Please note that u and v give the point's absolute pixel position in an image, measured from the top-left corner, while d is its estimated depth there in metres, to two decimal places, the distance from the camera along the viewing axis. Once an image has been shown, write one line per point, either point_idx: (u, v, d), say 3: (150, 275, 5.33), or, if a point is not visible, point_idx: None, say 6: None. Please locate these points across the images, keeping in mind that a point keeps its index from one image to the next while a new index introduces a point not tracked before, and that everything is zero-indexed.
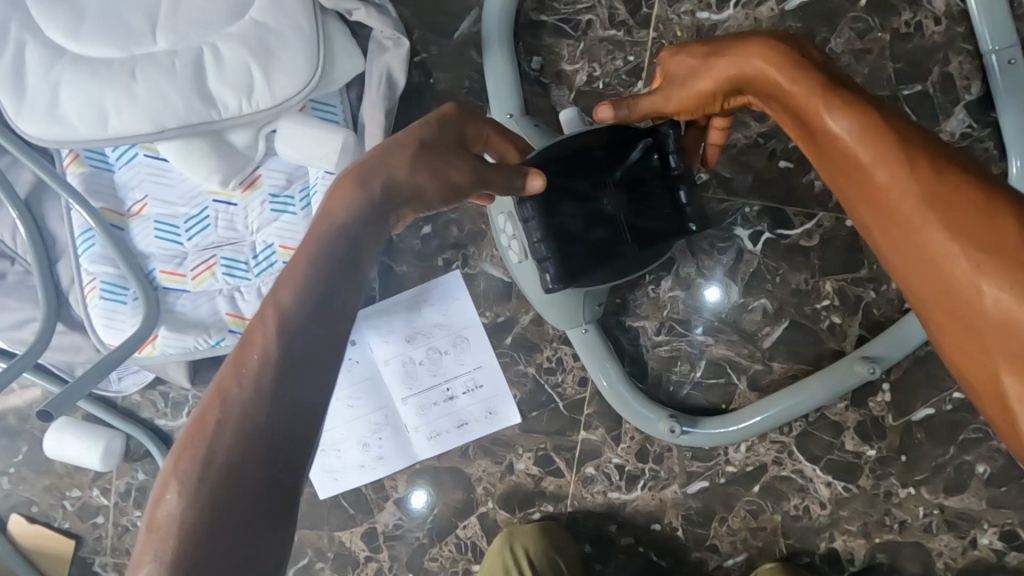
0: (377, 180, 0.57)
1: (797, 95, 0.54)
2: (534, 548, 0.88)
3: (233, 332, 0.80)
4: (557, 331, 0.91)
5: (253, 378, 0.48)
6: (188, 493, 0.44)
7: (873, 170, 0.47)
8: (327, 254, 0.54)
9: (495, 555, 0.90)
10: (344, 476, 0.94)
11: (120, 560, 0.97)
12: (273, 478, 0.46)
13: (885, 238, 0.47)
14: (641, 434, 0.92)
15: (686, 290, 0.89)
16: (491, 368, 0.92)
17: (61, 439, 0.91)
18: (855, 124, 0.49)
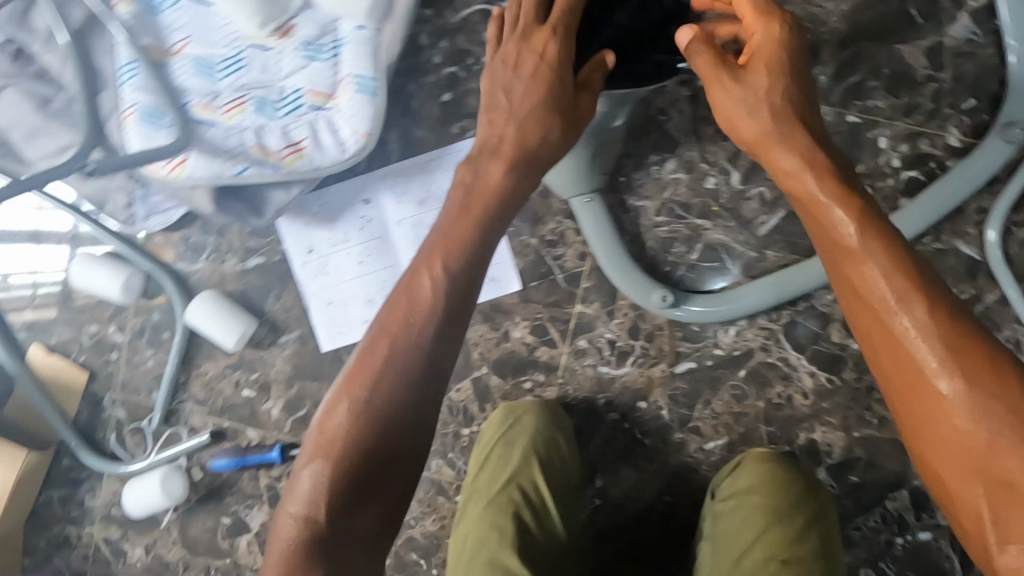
0: (474, 233, 0.73)
1: (845, 237, 0.61)
2: (540, 427, 0.88)
3: (257, 165, 0.85)
4: (561, 205, 0.95)
5: (389, 388, 0.65)
6: (318, 480, 0.63)
7: (863, 275, 0.59)
8: (439, 298, 0.69)
9: (495, 427, 0.89)
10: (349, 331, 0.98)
11: (130, 396, 1.02)
12: (378, 479, 0.64)
13: (877, 348, 0.59)
14: (635, 312, 0.96)
15: (689, 173, 0.93)
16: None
17: (87, 268, 0.96)
18: (885, 272, 0.58)
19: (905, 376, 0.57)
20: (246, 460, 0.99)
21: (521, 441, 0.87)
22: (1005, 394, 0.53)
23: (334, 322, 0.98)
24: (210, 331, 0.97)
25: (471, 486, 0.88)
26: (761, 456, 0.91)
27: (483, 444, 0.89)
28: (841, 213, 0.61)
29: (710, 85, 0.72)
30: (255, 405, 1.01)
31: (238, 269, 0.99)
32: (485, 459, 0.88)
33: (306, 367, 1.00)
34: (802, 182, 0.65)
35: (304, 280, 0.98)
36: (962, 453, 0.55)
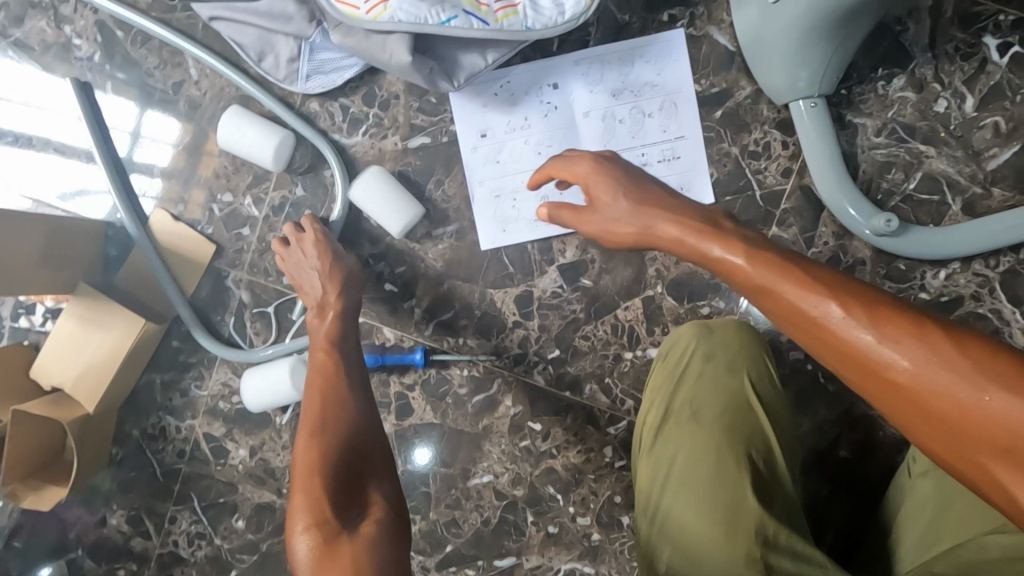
0: (347, 338, 0.75)
1: (751, 266, 0.51)
2: (747, 343, 0.77)
3: (465, 15, 0.75)
4: (771, 114, 0.86)
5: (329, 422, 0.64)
6: (315, 494, 0.57)
7: (785, 322, 0.49)
8: (344, 357, 0.72)
9: (693, 340, 0.77)
10: (515, 229, 0.89)
11: (257, 278, 0.92)
12: (376, 480, 0.60)
13: (845, 372, 0.46)
14: (836, 242, 0.86)
15: (919, 92, 0.84)
16: (694, 140, 0.87)
17: (238, 126, 0.86)
18: (844, 305, 0.45)
19: (878, 394, 0.45)
20: (386, 358, 0.89)
21: (726, 355, 0.76)
22: (976, 355, 0.41)
23: (498, 217, 0.89)
24: (376, 214, 0.87)
25: (667, 403, 0.75)
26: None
27: (676, 359, 0.77)
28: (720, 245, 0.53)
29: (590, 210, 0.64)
30: (396, 302, 0.91)
31: (399, 148, 0.89)
32: (683, 375, 0.76)
33: (459, 266, 0.90)
34: (678, 218, 0.58)
35: (473, 167, 0.89)
36: (964, 426, 0.41)
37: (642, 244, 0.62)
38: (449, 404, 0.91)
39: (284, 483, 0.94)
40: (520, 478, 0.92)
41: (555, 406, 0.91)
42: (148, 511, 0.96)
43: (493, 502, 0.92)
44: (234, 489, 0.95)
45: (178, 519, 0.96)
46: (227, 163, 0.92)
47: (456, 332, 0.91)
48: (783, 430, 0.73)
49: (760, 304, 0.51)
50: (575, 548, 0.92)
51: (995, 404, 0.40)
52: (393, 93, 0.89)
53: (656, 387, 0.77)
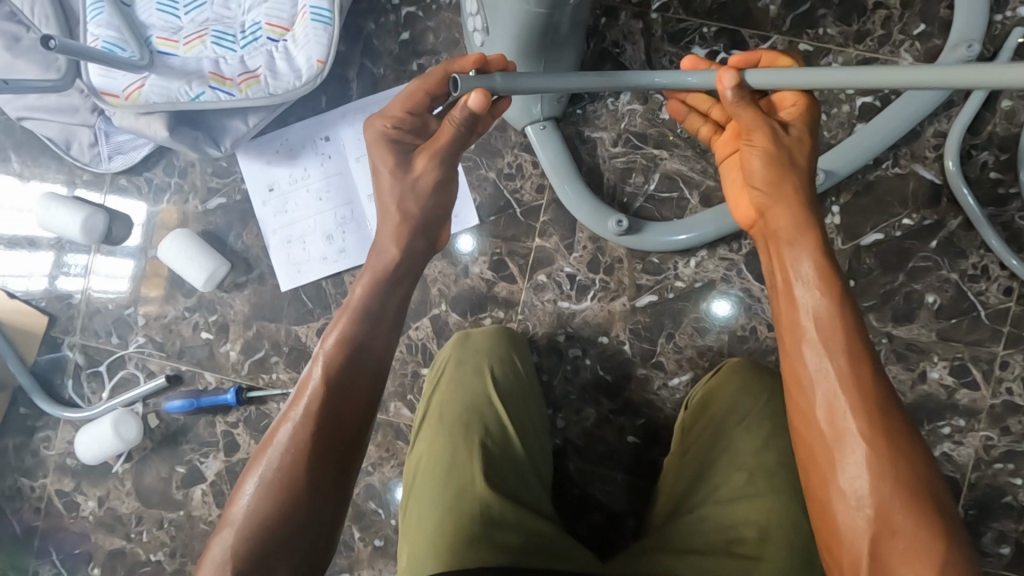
0: (380, 299, 0.72)
1: (849, 344, 0.61)
2: (495, 348, 0.85)
3: (213, 88, 0.87)
4: (518, 139, 0.96)
5: (292, 429, 0.65)
6: (261, 489, 0.62)
7: (822, 425, 0.60)
8: (356, 326, 0.70)
9: (451, 350, 0.85)
10: (308, 268, 0.98)
11: (88, 341, 1.01)
12: (299, 536, 0.61)
13: (819, 463, 0.60)
14: (594, 245, 0.95)
15: (644, 103, 0.93)
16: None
17: (49, 208, 0.97)
18: (868, 417, 0.58)
19: (827, 495, 0.59)
20: (200, 401, 0.97)
21: (476, 359, 0.84)
22: (922, 487, 0.56)
23: (293, 259, 0.98)
24: (182, 268, 0.97)
25: (427, 406, 0.82)
26: (736, 369, 0.83)
27: (438, 370, 0.85)
28: (817, 337, 0.62)
29: (771, 230, 0.67)
30: (213, 347, 1.00)
31: (200, 209, 1.00)
32: (440, 381, 0.83)
33: (263, 308, 0.99)
34: (814, 298, 0.63)
35: (266, 218, 0.98)
36: (903, 540, 0.55)
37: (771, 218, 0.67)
38: None
39: (131, 527, 1.01)
40: None
41: None
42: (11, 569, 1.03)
43: None
44: (87, 539, 1.02)
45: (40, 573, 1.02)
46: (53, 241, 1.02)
47: (269, 368, 0.99)
48: (521, 421, 0.81)
49: (807, 374, 0.62)
50: None
51: (922, 531, 0.55)
52: (188, 162, 1.00)
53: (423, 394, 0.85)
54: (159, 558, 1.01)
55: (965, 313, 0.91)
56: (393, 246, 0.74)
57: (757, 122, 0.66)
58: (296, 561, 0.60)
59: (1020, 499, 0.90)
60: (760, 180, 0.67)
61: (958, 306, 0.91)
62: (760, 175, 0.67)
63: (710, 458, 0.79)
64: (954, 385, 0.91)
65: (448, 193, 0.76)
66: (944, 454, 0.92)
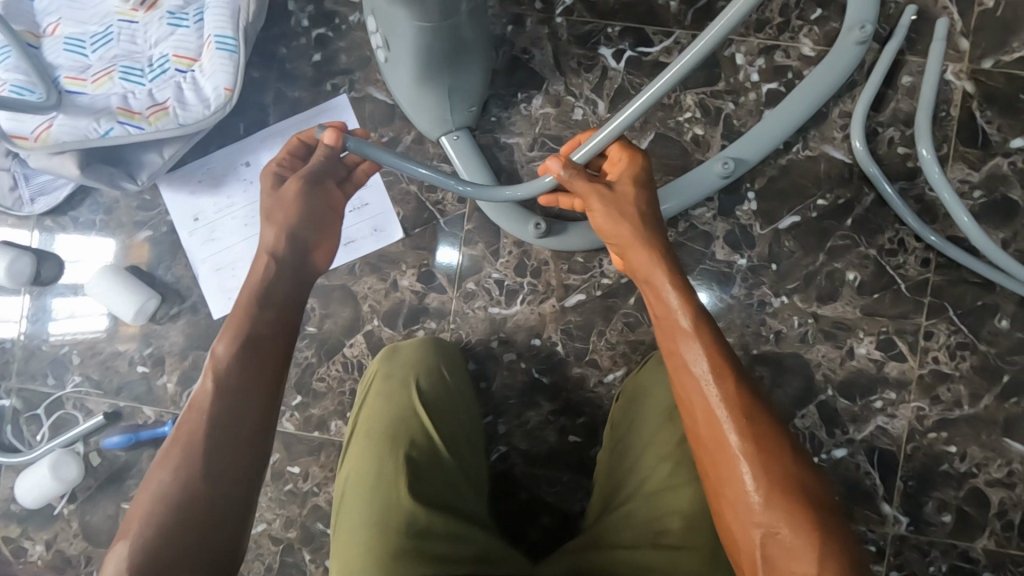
0: (267, 301, 0.72)
1: (716, 357, 0.61)
2: (421, 359, 0.85)
3: (122, 124, 0.87)
4: (437, 150, 0.97)
5: (185, 433, 0.63)
6: (157, 496, 0.60)
7: (703, 437, 0.60)
8: (244, 329, 0.69)
9: (379, 363, 0.85)
10: None
11: (25, 385, 1.01)
12: (200, 541, 0.59)
13: (708, 474, 0.60)
14: (519, 249, 0.95)
15: (557, 107, 0.95)
16: (377, 187, 0.97)
17: None
18: (742, 425, 0.58)
19: (722, 506, 0.58)
20: (139, 436, 0.97)
21: (402, 371, 0.84)
22: (801, 486, 0.56)
23: (224, 287, 0.98)
24: (108, 303, 0.97)
25: (357, 421, 0.82)
26: (663, 360, 0.84)
27: (367, 384, 0.85)
28: (693, 354, 0.62)
29: (636, 258, 0.68)
30: (151, 380, 1.00)
31: (128, 244, 1.00)
32: (370, 395, 0.83)
33: (198, 337, 0.99)
34: (679, 322, 0.64)
35: (195, 247, 0.99)
36: (789, 542, 0.54)
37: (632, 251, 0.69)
38: None
39: (81, 569, 1.00)
40: (290, 520, 0.98)
41: (309, 446, 0.98)
42: None
43: (271, 548, 0.99)
44: None
45: None
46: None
47: None
48: (448, 426, 0.81)
49: (685, 394, 0.62)
50: None
51: (804, 531, 0.54)
52: (113, 199, 1.00)
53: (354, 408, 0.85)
54: None
55: (887, 287, 0.92)
56: (266, 254, 0.74)
57: (589, 192, 0.71)
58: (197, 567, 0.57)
59: (956, 466, 0.91)
60: (611, 232, 0.70)
61: (879, 281, 0.92)
62: (605, 228, 0.70)
63: (639, 452, 0.79)
64: (883, 359, 0.92)
65: (320, 200, 0.79)
66: (879, 428, 0.92)
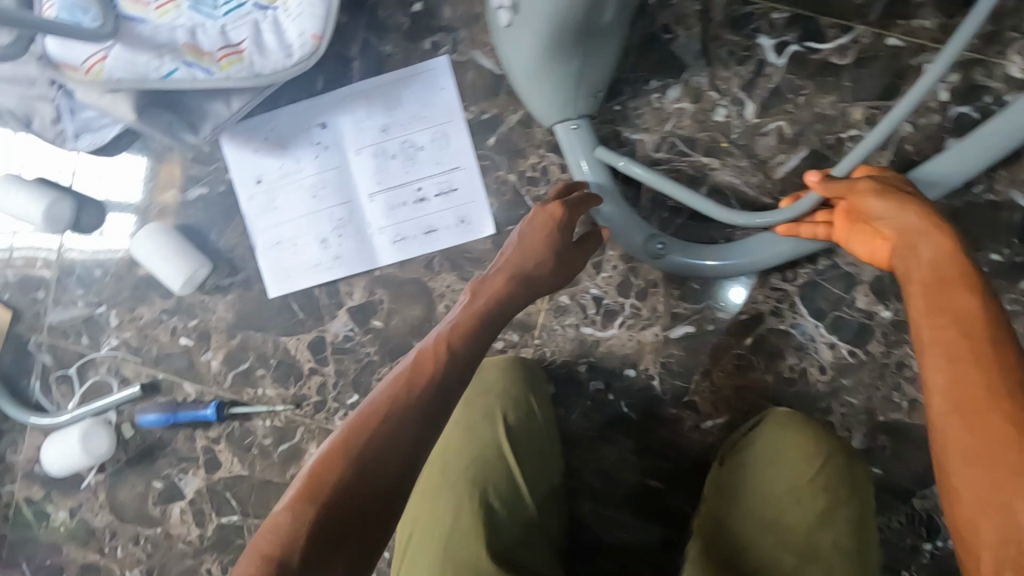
0: (502, 296, 0.67)
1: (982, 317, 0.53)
2: (504, 384, 0.72)
3: (188, 65, 0.74)
4: (545, 137, 0.82)
5: (405, 402, 0.56)
6: (353, 453, 0.52)
7: (941, 383, 0.51)
8: (476, 320, 0.65)
9: (460, 379, 0.75)
10: (298, 274, 0.87)
11: (56, 342, 0.91)
12: (369, 523, 0.50)
13: (949, 431, 0.49)
14: (625, 265, 0.83)
15: (695, 102, 0.79)
16: (468, 171, 0.83)
17: (6, 191, 0.85)
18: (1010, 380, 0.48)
19: (960, 472, 0.48)
20: (177, 417, 0.88)
21: (485, 396, 0.72)
22: None
23: (281, 264, 0.87)
24: (156, 268, 0.86)
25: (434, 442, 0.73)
26: (789, 427, 0.71)
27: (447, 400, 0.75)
28: (958, 305, 0.54)
29: (903, 229, 0.61)
30: (193, 356, 0.90)
31: (179, 201, 0.88)
32: (449, 415, 0.73)
33: (249, 316, 0.88)
34: (947, 280, 0.56)
35: (253, 214, 0.87)
36: None
37: (907, 224, 0.61)
38: (256, 456, 0.90)
39: (105, 542, 0.94)
40: None
41: None
42: None
43: None
44: (59, 550, 0.95)
45: None
46: (7, 240, 0.91)
47: (255, 382, 0.89)
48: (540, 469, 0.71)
49: (942, 342, 0.53)
50: None
51: None
52: (166, 145, 0.87)
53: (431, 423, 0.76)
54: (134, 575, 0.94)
55: None
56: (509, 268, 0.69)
57: (866, 184, 0.65)
58: (356, 553, 0.49)
59: None
60: (885, 213, 0.63)
61: None
62: (883, 210, 0.63)
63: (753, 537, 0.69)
64: None
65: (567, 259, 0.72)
66: None
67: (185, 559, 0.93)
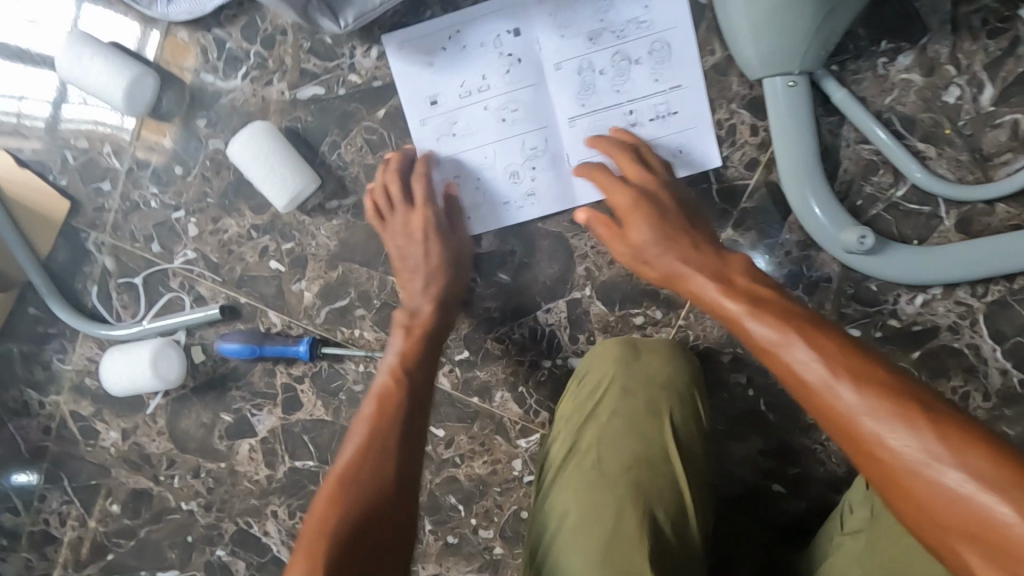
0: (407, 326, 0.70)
1: (819, 369, 0.48)
2: (677, 377, 0.64)
3: None
4: (742, 90, 0.69)
5: (387, 433, 0.62)
6: (350, 496, 0.57)
7: (840, 402, 0.47)
8: (411, 356, 0.69)
9: (616, 357, 0.65)
10: (481, 214, 0.74)
11: (120, 245, 0.79)
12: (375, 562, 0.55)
13: (878, 471, 0.45)
14: (800, 253, 0.73)
15: (928, 75, 0.67)
16: (692, 90, 0.70)
17: (78, 58, 0.69)
18: (858, 396, 0.46)
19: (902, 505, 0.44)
20: (263, 351, 0.77)
21: (651, 387, 0.64)
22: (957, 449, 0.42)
23: (460, 201, 0.74)
24: (257, 176, 0.71)
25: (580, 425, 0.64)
26: None
27: (595, 377, 0.65)
28: (801, 354, 0.49)
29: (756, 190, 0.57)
30: (283, 284, 0.78)
31: (286, 99, 0.73)
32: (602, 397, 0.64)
33: (355, 247, 0.76)
34: (742, 310, 0.55)
35: (378, 129, 0.73)
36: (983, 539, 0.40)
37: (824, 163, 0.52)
38: (342, 402, 0.81)
39: (161, 470, 0.85)
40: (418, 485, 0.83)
41: (460, 412, 0.80)
42: (14, 488, 0.87)
43: None
44: (107, 471, 0.86)
45: (48, 498, 0.87)
46: (14, 106, 0.77)
47: (351, 323, 0.79)
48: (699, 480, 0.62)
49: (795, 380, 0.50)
50: (475, 560, 0.84)
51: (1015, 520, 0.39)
52: (278, 28, 0.72)
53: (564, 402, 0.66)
54: (191, 508, 0.86)
55: None
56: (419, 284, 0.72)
57: None
58: None
59: None
60: None
61: None
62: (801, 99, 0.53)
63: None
64: None
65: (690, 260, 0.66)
66: None
67: (249, 499, 0.85)
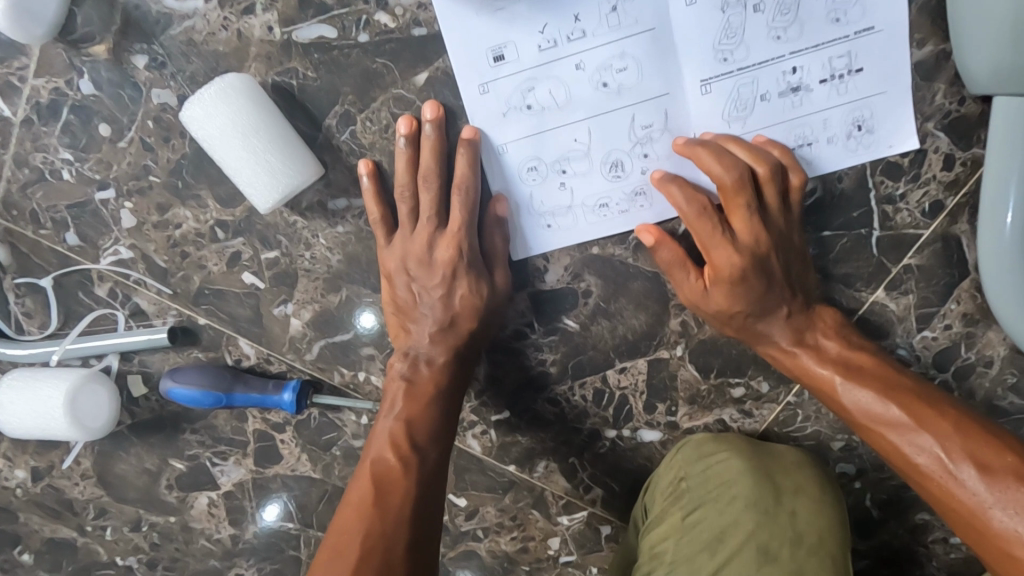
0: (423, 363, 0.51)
1: (930, 442, 0.42)
2: (829, 539, 0.50)
3: None
4: (944, 105, 0.49)
5: (388, 538, 0.43)
6: None
7: (973, 493, 0.40)
8: (422, 410, 0.49)
9: (749, 496, 0.52)
10: (567, 222, 0.52)
11: (16, 229, 0.54)
12: None
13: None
14: (963, 328, 0.54)
15: None
16: (887, 34, 0.47)
17: None
18: (994, 484, 0.39)
19: None
20: (232, 400, 0.55)
21: (797, 549, 0.50)
22: None
23: (538, 206, 0.51)
24: (226, 162, 0.47)
25: None
26: None
27: (716, 520, 0.51)
28: (900, 422, 0.44)
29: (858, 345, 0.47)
30: (259, 305, 0.56)
31: (275, 40, 0.48)
32: (730, 551, 0.50)
33: (366, 265, 0.54)
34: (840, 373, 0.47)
35: (414, 102, 0.49)
36: None
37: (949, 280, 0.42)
38: (336, 458, 0.62)
39: (87, 519, 0.65)
40: None
41: (491, 480, 0.62)
42: None
43: None
44: (14, 515, 0.65)
45: None
46: None
47: (354, 363, 0.58)
48: None
49: (910, 462, 0.43)
50: None
51: None
52: None
53: (668, 543, 0.52)
54: (129, 565, 0.67)
55: None
56: (444, 312, 0.51)
57: None
58: None
59: None
60: None
61: None
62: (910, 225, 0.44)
63: None
64: None
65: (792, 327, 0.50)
66: None
67: (206, 560, 0.66)
